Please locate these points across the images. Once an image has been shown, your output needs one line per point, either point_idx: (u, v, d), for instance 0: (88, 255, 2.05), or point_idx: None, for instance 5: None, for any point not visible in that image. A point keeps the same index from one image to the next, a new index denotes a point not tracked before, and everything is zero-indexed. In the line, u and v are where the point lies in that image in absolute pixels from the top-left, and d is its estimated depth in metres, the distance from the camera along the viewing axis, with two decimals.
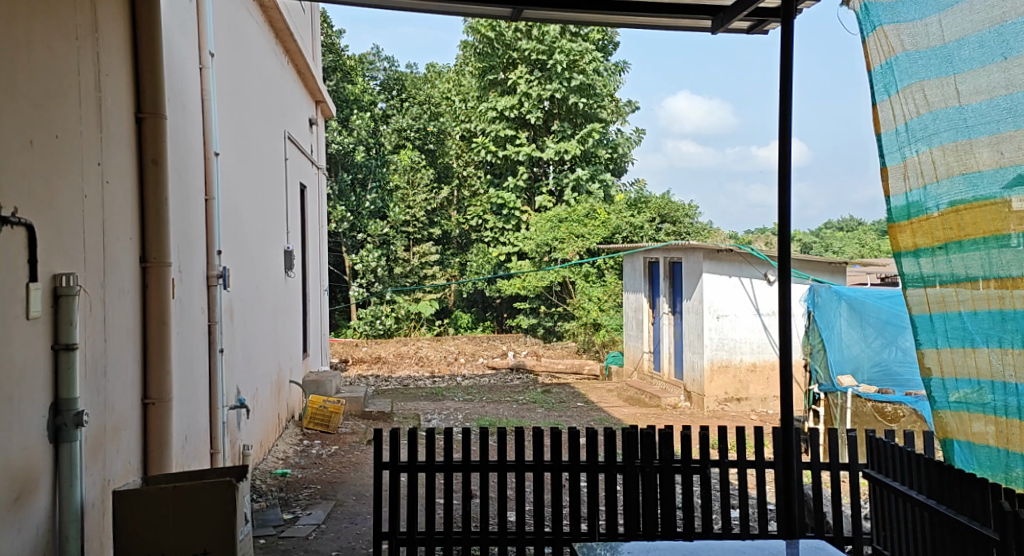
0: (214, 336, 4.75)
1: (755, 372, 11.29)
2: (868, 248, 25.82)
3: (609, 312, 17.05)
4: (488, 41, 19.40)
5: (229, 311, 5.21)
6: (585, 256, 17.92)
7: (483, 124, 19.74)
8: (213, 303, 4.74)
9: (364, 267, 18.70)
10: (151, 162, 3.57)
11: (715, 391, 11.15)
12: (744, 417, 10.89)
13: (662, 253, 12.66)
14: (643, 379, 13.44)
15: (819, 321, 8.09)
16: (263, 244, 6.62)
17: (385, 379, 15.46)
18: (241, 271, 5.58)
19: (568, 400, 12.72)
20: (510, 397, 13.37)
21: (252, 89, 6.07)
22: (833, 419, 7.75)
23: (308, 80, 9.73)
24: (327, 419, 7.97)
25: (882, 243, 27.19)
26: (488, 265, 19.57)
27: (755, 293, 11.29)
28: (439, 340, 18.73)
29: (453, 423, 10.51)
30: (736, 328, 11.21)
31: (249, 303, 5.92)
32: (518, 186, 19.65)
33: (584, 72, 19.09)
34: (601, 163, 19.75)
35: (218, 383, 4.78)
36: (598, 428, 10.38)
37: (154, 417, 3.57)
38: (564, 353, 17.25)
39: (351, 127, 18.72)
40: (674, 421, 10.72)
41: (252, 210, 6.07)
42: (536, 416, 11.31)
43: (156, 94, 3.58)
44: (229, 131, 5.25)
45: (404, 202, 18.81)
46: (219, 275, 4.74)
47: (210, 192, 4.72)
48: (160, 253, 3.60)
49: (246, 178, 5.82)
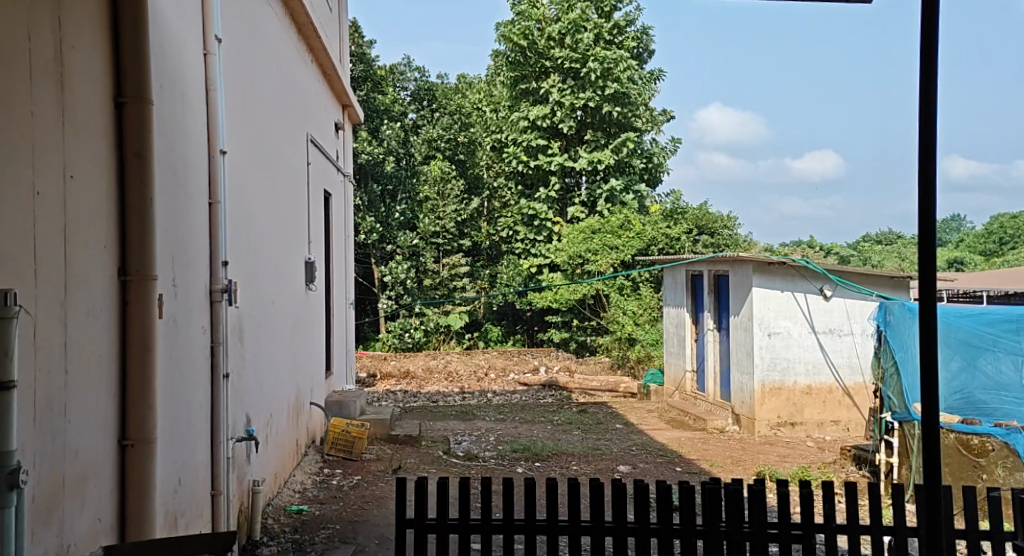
0: (218, 360, 4.15)
1: (810, 395, 10.54)
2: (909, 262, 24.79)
3: (645, 327, 16.35)
4: (520, 49, 18.74)
5: (237, 329, 4.62)
6: (619, 268, 17.27)
7: (515, 134, 19.06)
8: (217, 321, 4.14)
9: (393, 279, 18.13)
10: (134, 155, 2.97)
11: (766, 415, 10.43)
12: (799, 443, 10.12)
13: (706, 266, 11.91)
14: (686, 399, 12.71)
15: (891, 341, 7.36)
16: (280, 254, 6.05)
17: (413, 395, 14.89)
18: (252, 285, 5.00)
19: (606, 421, 12.02)
20: (543, 417, 12.68)
21: (268, 86, 5.51)
22: (910, 452, 7.02)
23: (333, 81, 9.17)
24: (350, 445, 7.36)
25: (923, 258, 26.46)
26: (519, 277, 18.92)
27: (810, 309, 10.54)
28: (469, 354, 18.15)
29: (485, 446, 9.83)
30: (789, 347, 10.47)
31: (262, 322, 5.33)
32: (550, 197, 18.98)
33: (618, 80, 18.24)
34: (635, 174, 19.04)
35: (222, 414, 4.18)
36: (640, 453, 9.68)
37: (134, 461, 2.96)
38: (597, 369, 16.63)
39: (381, 137, 18.11)
40: (723, 447, 9.95)
41: (266, 218, 5.50)
42: (573, 439, 10.62)
43: (139, 74, 2.98)
44: (239, 129, 4.68)
45: (433, 212, 18.40)
46: (225, 291, 4.14)
47: (215, 196, 4.12)
48: (143, 264, 2.99)
49: (260, 182, 5.26)
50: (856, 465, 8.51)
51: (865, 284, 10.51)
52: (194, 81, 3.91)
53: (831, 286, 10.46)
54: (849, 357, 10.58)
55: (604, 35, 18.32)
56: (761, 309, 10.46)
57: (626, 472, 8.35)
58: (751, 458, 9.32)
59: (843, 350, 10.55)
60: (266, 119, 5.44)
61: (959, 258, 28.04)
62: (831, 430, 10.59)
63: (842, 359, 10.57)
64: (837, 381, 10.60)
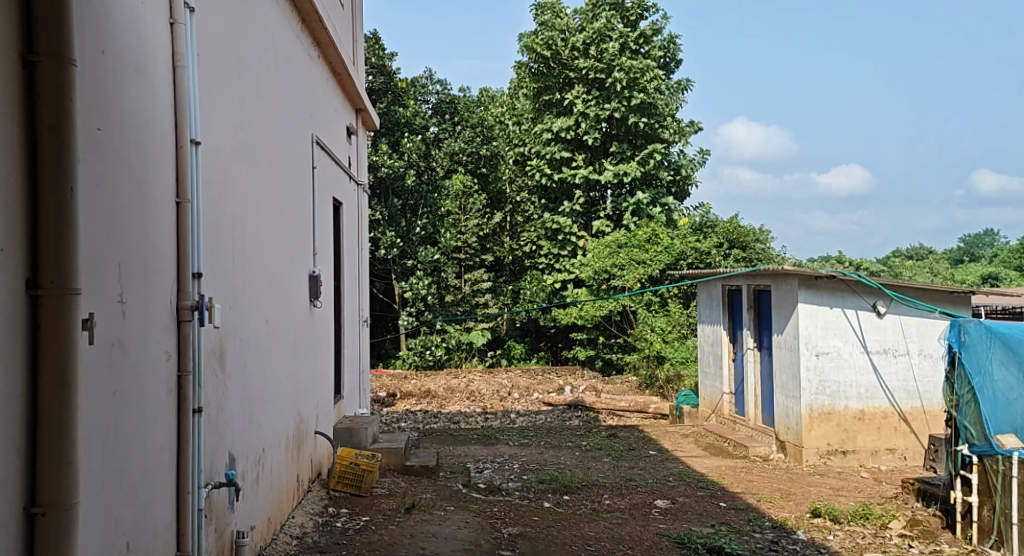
0: (186, 393, 3.43)
1: (863, 420, 9.74)
2: (940, 277, 23.79)
3: (674, 345, 15.64)
4: (543, 60, 18.05)
5: (216, 354, 3.92)
6: (646, 283, 16.57)
7: (538, 147, 18.41)
8: (185, 345, 3.42)
9: (414, 294, 17.47)
10: (49, 131, 2.27)
11: (815, 442, 9.60)
12: (852, 473, 9.29)
13: (744, 280, 11.09)
14: (724, 424, 11.87)
15: (966, 365, 6.51)
16: (278, 266, 5.36)
17: (433, 416, 14.16)
18: (238, 300, 4.31)
19: (638, 447, 11.20)
20: (571, 441, 11.87)
21: (259, 75, 4.84)
22: (993, 489, 6.22)
23: (344, 81, 8.51)
24: (359, 479, 6.63)
25: (956, 276, 25.54)
26: (542, 293, 18.20)
27: (862, 327, 9.75)
28: (492, 372, 17.37)
29: (508, 477, 9.05)
30: (839, 369, 9.68)
31: (252, 342, 4.63)
32: (574, 211, 18.24)
33: (645, 91, 17.53)
34: (663, 186, 18.27)
35: (192, 457, 3.47)
36: (680, 484, 8.86)
37: (45, 536, 2.25)
38: (624, 389, 15.86)
39: (401, 150, 17.36)
40: (768, 478, 9.10)
41: (258, 223, 4.82)
42: (604, 467, 9.80)
43: (57, 24, 2.28)
44: (220, 119, 4.00)
45: (454, 227, 17.82)
46: (196, 307, 3.43)
47: (184, 194, 3.41)
48: (63, 275, 2.29)
49: (250, 181, 4.59)
50: (923, 501, 7.66)
51: (924, 301, 9.72)
52: (158, 57, 3.23)
53: (885, 303, 9.70)
54: (905, 380, 9.79)
55: (630, 44, 17.58)
56: (808, 326, 9.62)
57: (665, 508, 7.51)
58: (801, 491, 8.45)
59: (898, 372, 9.77)
60: (257, 111, 4.77)
61: (993, 273, 26.95)
62: (886, 459, 9.76)
63: (898, 383, 9.78)
64: (892, 405, 9.79)
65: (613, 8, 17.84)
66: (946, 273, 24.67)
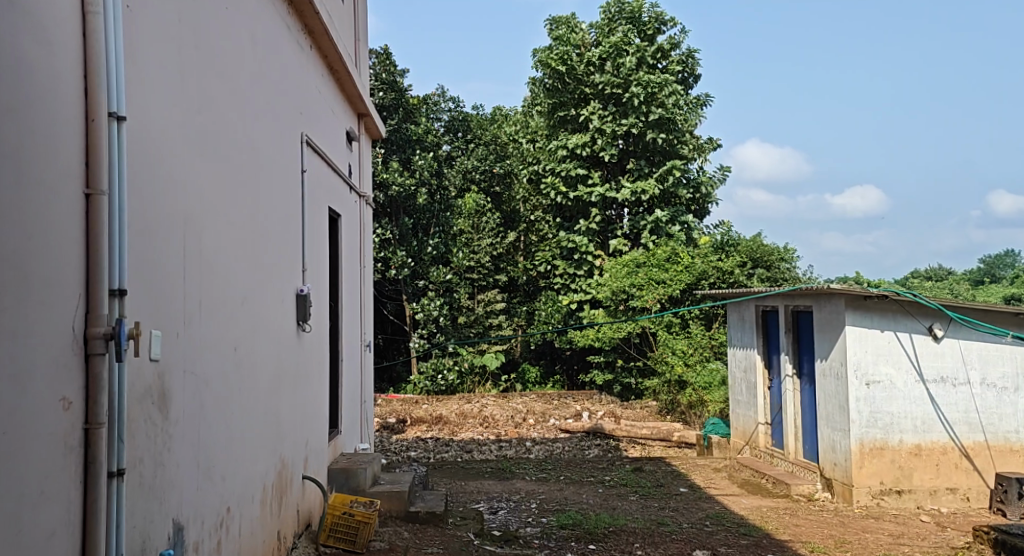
0: (97, 451, 2.61)
1: (919, 457, 8.74)
2: (963, 295, 22.93)
3: (697, 368, 14.63)
4: (557, 75, 17.26)
5: (151, 395, 3.08)
6: (666, 305, 15.62)
7: (552, 164, 17.49)
8: (96, 388, 2.61)
9: (425, 316, 16.54)
10: None
11: (866, 481, 8.62)
12: (909, 517, 8.31)
13: (781, 301, 10.13)
14: (759, 457, 10.87)
15: None
16: (255, 283, 4.53)
17: (445, 445, 13.23)
18: (187, 325, 3.46)
19: (667, 484, 10.22)
20: (592, 476, 10.90)
21: (228, 54, 4.04)
22: None
23: (344, 82, 7.69)
24: (353, 532, 5.69)
25: (975, 293, 24.67)
26: (557, 315, 17.24)
27: (917, 353, 8.78)
28: (506, 397, 16.40)
29: (525, 520, 8.11)
30: (892, 400, 8.71)
31: (213, 377, 3.77)
32: (590, 230, 17.23)
33: (664, 105, 16.59)
34: (682, 205, 17.28)
35: (108, 533, 2.64)
36: (719, 529, 7.90)
37: None
38: (645, 416, 14.93)
39: (413, 168, 16.47)
40: (816, 522, 8.13)
41: (224, 229, 3.97)
42: (633, 508, 8.83)
43: None
44: (157, 96, 3.19)
45: (467, 246, 17.06)
46: (110, 336, 2.63)
47: (95, 184, 2.65)
48: None
49: (211, 179, 3.78)
50: None
51: (988, 323, 8.73)
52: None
53: (943, 325, 8.75)
54: (966, 412, 8.81)
55: (648, 58, 16.80)
56: (857, 352, 8.66)
57: None
58: (856, 539, 7.50)
59: (958, 403, 8.80)
60: (221, 94, 3.94)
61: (1016, 294, 25.56)
62: (946, 500, 8.76)
63: (958, 415, 8.81)
64: (952, 440, 8.80)
65: (630, 22, 17.06)
66: (970, 293, 23.69)
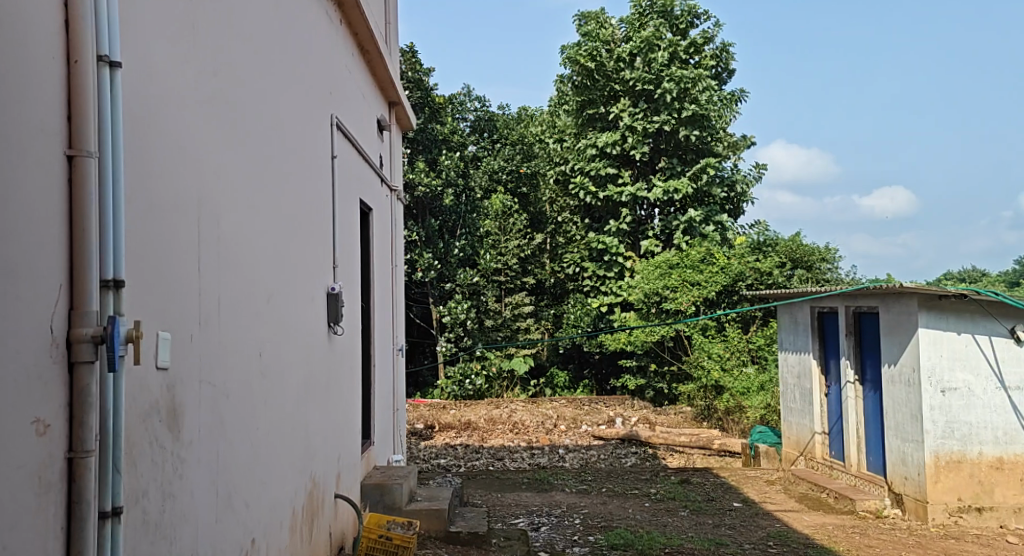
0: (83, 483, 2.03)
1: (1001, 470, 8.01)
2: None
3: (734, 373, 13.90)
4: (586, 72, 16.55)
5: (158, 410, 2.50)
6: (702, 307, 14.89)
7: (581, 163, 16.76)
8: (81, 403, 2.03)
9: (453, 319, 15.98)
10: None
11: (943, 497, 7.89)
12: (993, 537, 7.59)
13: (841, 303, 9.44)
14: (816, 469, 10.16)
15: None
16: (281, 279, 3.94)
17: (476, 452, 12.65)
18: (204, 327, 2.88)
19: (718, 498, 9.52)
20: (636, 489, 10.24)
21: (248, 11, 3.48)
22: None
23: (374, 65, 7.10)
24: None
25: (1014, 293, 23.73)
26: (586, 317, 16.58)
27: (997, 357, 8.06)
28: (536, 402, 15.76)
29: (571, 538, 7.48)
30: (970, 408, 7.98)
31: (234, 388, 3.19)
32: (621, 230, 16.49)
33: (697, 102, 15.91)
34: (716, 204, 16.54)
35: None
36: (784, 549, 7.22)
37: None
38: (680, 422, 14.32)
39: (440, 168, 15.99)
40: (891, 542, 7.43)
41: (245, 214, 3.39)
42: (685, 525, 8.16)
43: None
44: (162, 44, 2.61)
45: (494, 248, 16.36)
46: (100, 338, 2.05)
47: (82, 145, 2.07)
48: None
49: (231, 155, 3.20)
50: None
51: None
52: None
53: None
54: None
55: (680, 54, 16.08)
56: (931, 357, 7.95)
57: None
58: None
59: None
60: (241, 58, 3.37)
61: None
62: None
63: None
64: None
65: (661, 16, 16.42)
66: None
